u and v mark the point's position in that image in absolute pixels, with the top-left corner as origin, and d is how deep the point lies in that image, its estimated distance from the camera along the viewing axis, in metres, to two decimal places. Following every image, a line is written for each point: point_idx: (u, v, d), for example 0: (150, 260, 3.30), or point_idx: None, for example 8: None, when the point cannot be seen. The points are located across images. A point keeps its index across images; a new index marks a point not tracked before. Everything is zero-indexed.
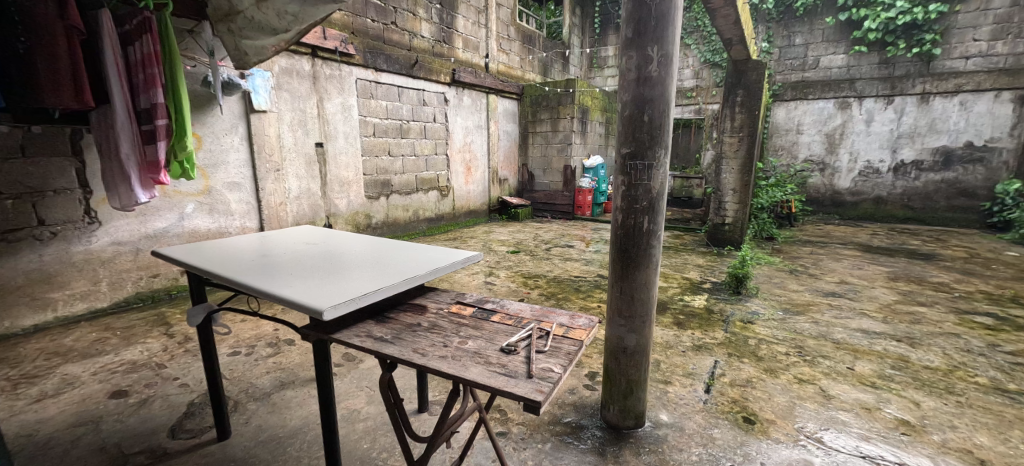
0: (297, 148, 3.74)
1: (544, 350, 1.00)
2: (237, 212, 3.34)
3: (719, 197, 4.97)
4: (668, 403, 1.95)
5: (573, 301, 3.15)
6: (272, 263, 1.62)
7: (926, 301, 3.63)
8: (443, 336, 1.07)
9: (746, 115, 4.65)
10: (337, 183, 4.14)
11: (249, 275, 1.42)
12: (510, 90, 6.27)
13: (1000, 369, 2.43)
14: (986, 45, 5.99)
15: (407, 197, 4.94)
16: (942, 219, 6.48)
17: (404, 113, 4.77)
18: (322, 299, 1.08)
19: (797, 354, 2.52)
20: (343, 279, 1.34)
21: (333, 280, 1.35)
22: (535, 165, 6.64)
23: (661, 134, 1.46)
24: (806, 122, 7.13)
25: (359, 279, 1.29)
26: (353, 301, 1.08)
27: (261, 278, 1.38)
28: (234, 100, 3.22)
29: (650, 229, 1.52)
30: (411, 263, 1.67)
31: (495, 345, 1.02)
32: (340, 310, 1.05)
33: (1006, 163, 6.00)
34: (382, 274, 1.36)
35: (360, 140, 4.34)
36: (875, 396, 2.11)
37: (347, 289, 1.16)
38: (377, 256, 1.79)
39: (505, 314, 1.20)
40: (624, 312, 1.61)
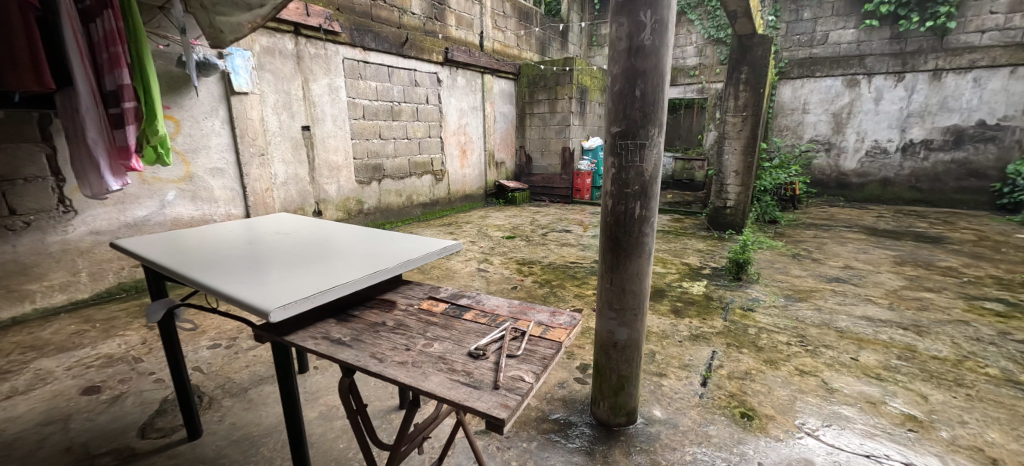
0: (283, 131, 3.61)
1: (516, 354, 0.90)
2: (221, 199, 3.23)
3: (721, 180, 4.83)
4: (662, 398, 1.86)
5: (567, 288, 3.05)
6: (238, 256, 1.53)
7: (933, 286, 3.53)
8: (408, 337, 0.97)
9: (751, 93, 4.47)
10: (326, 168, 4.02)
11: (207, 270, 1.33)
12: (506, 70, 6.07)
13: (1011, 360, 2.36)
14: (1004, 18, 5.72)
15: (400, 181, 4.82)
16: (949, 201, 6.33)
17: (396, 94, 4.61)
18: (271, 298, 0.98)
19: (798, 344, 2.43)
20: (306, 274, 1.24)
21: (296, 275, 1.26)
22: (532, 147, 6.48)
23: (655, 111, 1.33)
24: (813, 101, 6.92)
25: (319, 275, 1.19)
26: (304, 301, 0.98)
27: (219, 274, 1.29)
28: (212, 81, 3.08)
29: (643, 215, 1.40)
30: (388, 254, 1.57)
31: (462, 348, 0.92)
32: (289, 311, 0.96)
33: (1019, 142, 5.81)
34: (347, 269, 1.25)
35: (349, 122, 4.20)
36: (880, 388, 2.05)
37: (301, 286, 1.06)
38: (354, 246, 1.69)
39: (479, 311, 1.09)
40: (615, 304, 1.50)
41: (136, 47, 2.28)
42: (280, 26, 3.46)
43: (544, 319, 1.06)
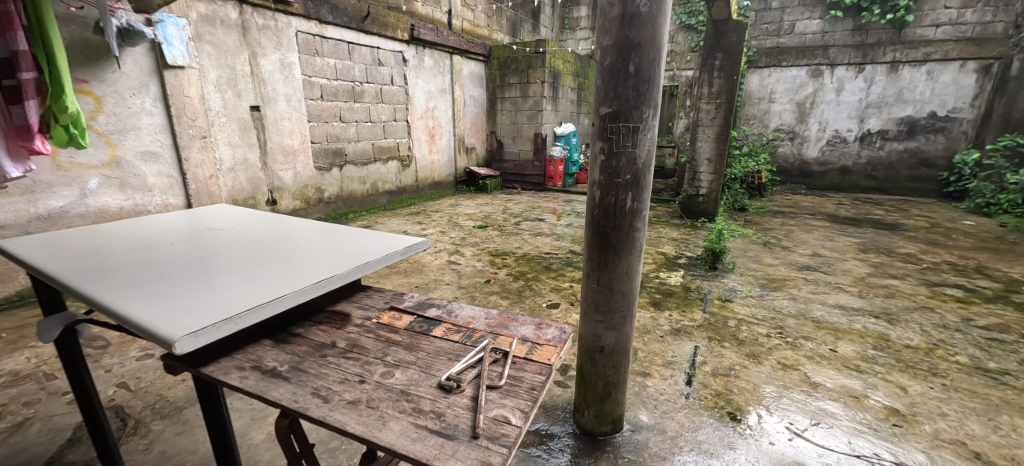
0: (228, 112, 3.26)
1: (498, 386, 0.77)
2: (156, 187, 2.87)
3: (694, 168, 4.80)
4: (647, 400, 1.76)
5: (543, 281, 2.90)
6: (158, 253, 1.33)
7: (897, 273, 3.61)
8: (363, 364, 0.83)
9: (724, 80, 4.41)
10: (281, 152, 3.69)
11: (113, 273, 1.14)
12: (476, 51, 5.78)
13: (977, 347, 2.41)
14: (957, 13, 5.92)
15: (363, 168, 4.53)
16: (902, 189, 6.60)
17: (357, 74, 4.28)
18: (181, 325, 0.82)
19: (778, 336, 2.39)
20: (232, 281, 1.08)
21: (222, 280, 1.09)
22: (503, 133, 6.26)
23: (649, 90, 1.17)
24: (779, 91, 7.01)
25: (246, 285, 1.03)
26: (219, 327, 0.84)
27: (127, 278, 1.10)
28: (141, 52, 2.71)
29: (634, 208, 1.25)
30: (337, 251, 1.40)
31: (433, 377, 0.79)
32: (200, 340, 0.81)
33: (965, 133, 6.11)
34: (281, 276, 1.10)
35: (305, 103, 3.86)
36: (862, 381, 2.02)
37: (218, 305, 0.91)
38: (300, 241, 1.50)
39: (454, 327, 0.96)
40: (602, 306, 1.36)
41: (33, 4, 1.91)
42: None
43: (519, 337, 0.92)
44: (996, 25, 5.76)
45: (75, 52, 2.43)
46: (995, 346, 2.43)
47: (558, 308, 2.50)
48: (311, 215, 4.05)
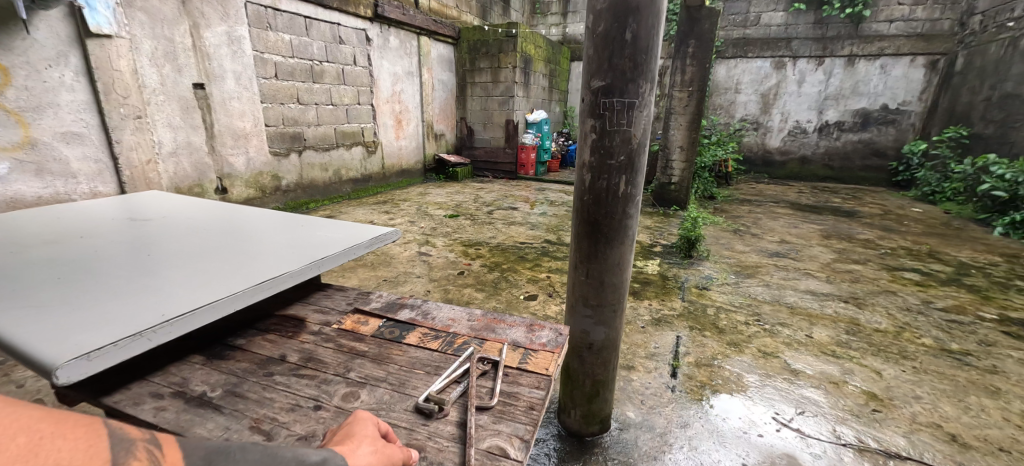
0: (167, 89, 2.92)
1: (490, 404, 0.88)
2: (81, 173, 2.57)
3: (666, 156, 4.79)
4: (633, 396, 1.70)
5: (520, 272, 2.78)
6: (62, 240, 1.18)
7: (859, 258, 3.73)
8: (317, 385, 0.91)
9: (696, 67, 4.38)
10: (230, 135, 3.38)
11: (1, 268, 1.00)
12: (445, 32, 5.53)
13: (940, 328, 2.49)
14: (909, 10, 6.17)
15: (324, 153, 4.24)
16: (856, 178, 6.89)
17: (315, 52, 3.98)
18: (72, 345, 0.73)
19: (756, 323, 2.38)
20: (143, 282, 0.96)
21: (130, 279, 0.97)
22: (474, 119, 6.06)
23: (647, 62, 1.05)
24: (744, 81, 7.11)
25: (160, 291, 0.92)
26: (118, 348, 0.75)
27: (15, 275, 0.97)
28: (57, 18, 2.39)
29: (627, 193, 1.14)
30: (276, 239, 1.27)
31: (409, 399, 0.88)
32: (94, 365, 0.73)
33: (913, 125, 6.42)
34: (202, 278, 0.99)
35: (257, 82, 3.53)
36: (839, 367, 2.03)
37: (118, 318, 0.82)
38: (236, 227, 1.37)
39: (447, 339, 1.08)
40: (591, 300, 1.26)
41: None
42: None
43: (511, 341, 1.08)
44: (944, 22, 6.04)
45: None
46: (955, 327, 2.51)
47: (536, 300, 2.39)
48: (266, 204, 3.76)
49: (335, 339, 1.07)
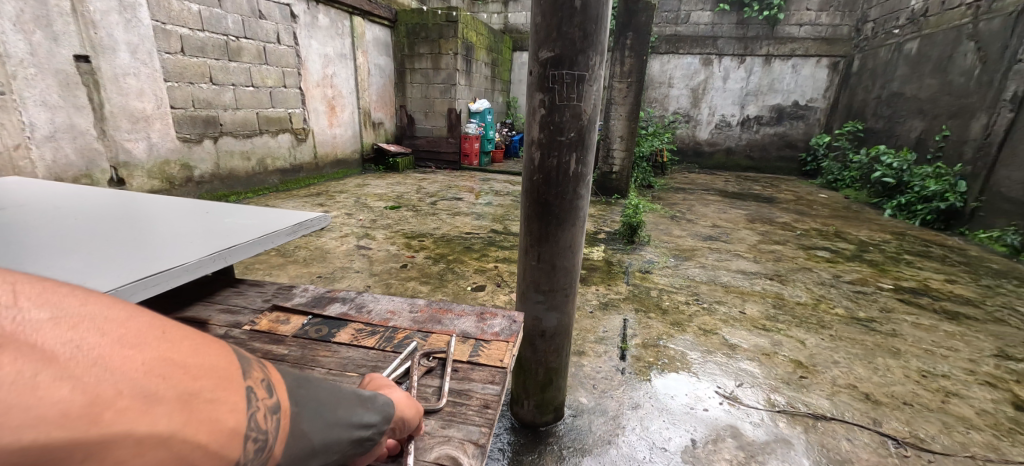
0: (38, 61, 2.48)
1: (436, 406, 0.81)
2: None
3: (607, 145, 4.88)
4: (585, 381, 1.69)
5: (467, 263, 2.69)
6: None
7: (780, 239, 4.03)
8: None
9: (635, 59, 4.49)
10: (126, 119, 2.95)
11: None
12: (380, 14, 5.23)
13: (850, 299, 2.74)
14: (816, 14, 6.75)
15: (245, 141, 3.85)
16: (773, 167, 7.49)
17: (230, 27, 3.58)
18: None
19: (695, 302, 2.48)
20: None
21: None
22: (414, 107, 5.83)
23: (597, 32, 1.00)
24: (676, 76, 7.44)
25: None
26: None
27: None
28: None
29: (579, 172, 1.09)
30: (170, 227, 1.08)
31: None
32: None
33: (820, 119, 7.09)
34: (66, 274, 0.81)
35: (158, 58, 3.10)
36: (769, 339, 2.16)
37: None
38: (122, 214, 1.15)
39: (387, 334, 0.97)
40: (543, 286, 1.21)
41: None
42: None
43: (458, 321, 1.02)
44: (844, 27, 6.70)
45: None
46: (861, 297, 2.79)
47: (484, 291, 2.32)
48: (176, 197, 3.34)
49: (248, 342, 0.94)
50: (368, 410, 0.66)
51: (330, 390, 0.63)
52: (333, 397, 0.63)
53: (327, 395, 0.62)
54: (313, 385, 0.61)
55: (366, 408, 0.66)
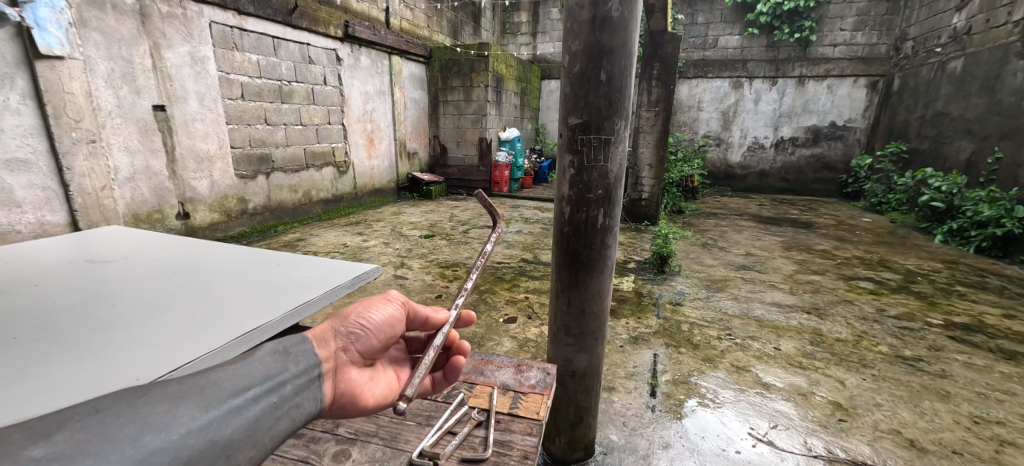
0: (123, 111, 2.81)
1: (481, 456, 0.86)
2: (27, 201, 2.44)
3: (636, 173, 4.92)
4: (616, 418, 1.74)
5: (498, 294, 2.77)
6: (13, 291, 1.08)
7: (818, 268, 3.90)
8: (305, 445, 0.88)
9: (662, 88, 4.56)
10: (193, 159, 3.26)
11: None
12: (416, 52, 5.56)
13: (894, 335, 2.64)
14: (850, 35, 6.62)
15: (294, 175, 4.15)
16: (810, 190, 7.28)
17: (283, 72, 3.91)
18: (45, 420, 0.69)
19: (728, 338, 2.46)
20: (104, 340, 0.90)
21: (88, 338, 0.90)
22: (446, 137, 6.08)
23: (621, 99, 1.10)
24: (706, 100, 7.41)
25: (132, 349, 0.87)
26: None
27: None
28: (3, 39, 2.29)
29: (605, 224, 1.18)
30: (249, 281, 1.23)
31: (403, 455, 0.86)
32: None
33: (859, 140, 6.88)
34: (172, 333, 0.94)
35: (223, 103, 3.44)
36: (805, 377, 2.12)
37: (90, 383, 0.77)
38: (207, 268, 1.30)
39: None
40: (573, 329, 1.30)
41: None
42: None
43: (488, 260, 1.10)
44: (881, 47, 6.53)
45: None
46: (907, 334, 2.67)
47: (516, 323, 2.38)
48: (231, 228, 3.61)
49: None
50: (239, 377, 0.66)
51: (167, 394, 0.60)
52: (180, 393, 0.60)
53: (169, 397, 0.59)
54: (148, 403, 0.58)
55: (237, 378, 0.66)
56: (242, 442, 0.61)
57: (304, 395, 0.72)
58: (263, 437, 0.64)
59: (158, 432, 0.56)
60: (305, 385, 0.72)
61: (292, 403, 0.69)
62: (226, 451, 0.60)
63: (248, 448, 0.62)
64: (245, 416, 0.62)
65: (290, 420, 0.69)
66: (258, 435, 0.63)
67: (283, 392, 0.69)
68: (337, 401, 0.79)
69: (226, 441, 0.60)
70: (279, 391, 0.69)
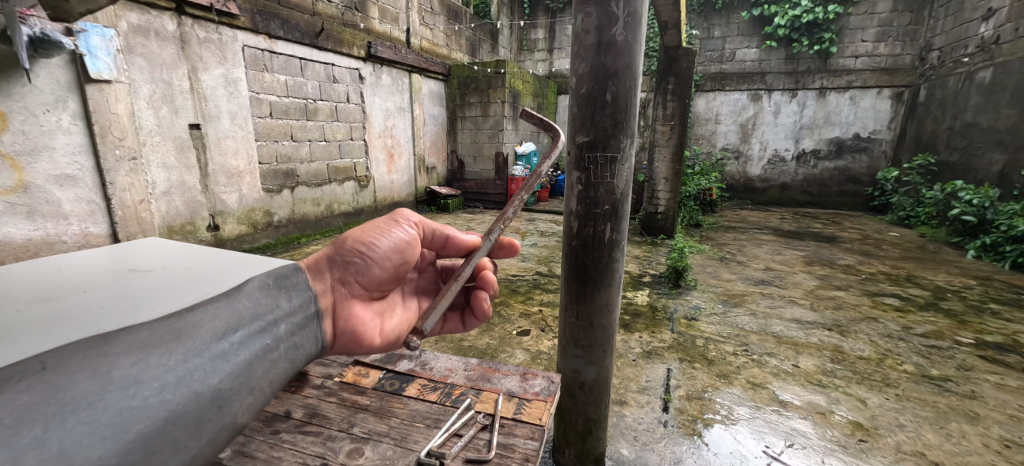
0: (162, 130, 2.99)
1: (484, 458, 0.90)
2: (73, 214, 2.60)
3: (652, 187, 4.91)
4: (627, 432, 1.76)
5: (512, 307, 2.80)
6: (61, 299, 1.16)
7: (841, 284, 3.80)
8: (323, 442, 0.92)
9: (677, 102, 4.57)
10: (223, 174, 3.43)
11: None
12: (435, 70, 5.74)
13: (920, 354, 2.55)
14: (872, 46, 6.52)
15: (317, 189, 4.30)
16: (833, 203, 7.11)
17: (309, 91, 4.09)
18: None
19: (744, 354, 2.43)
20: None
21: None
22: (464, 152, 6.20)
23: (626, 119, 1.23)
24: (723, 113, 7.35)
25: None
26: None
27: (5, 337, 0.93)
28: (58, 65, 2.49)
29: (613, 239, 1.28)
30: None
31: (411, 454, 0.89)
32: None
33: (885, 152, 6.71)
34: None
35: (252, 121, 3.62)
36: (825, 396, 2.08)
37: None
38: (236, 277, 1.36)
39: (444, 390, 1.11)
40: (581, 341, 1.37)
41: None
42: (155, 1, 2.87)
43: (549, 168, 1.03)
44: (905, 57, 6.40)
45: None
46: (935, 352, 2.58)
47: (529, 335, 2.41)
48: (257, 240, 3.77)
49: (337, 392, 1.09)
50: (220, 318, 0.74)
51: (132, 344, 0.65)
52: (150, 342, 0.66)
53: (133, 349, 0.64)
54: (110, 354, 0.62)
55: (217, 320, 0.74)
56: (233, 390, 0.70)
57: (300, 334, 0.85)
58: (255, 382, 0.73)
59: (126, 390, 0.60)
60: (299, 324, 0.86)
61: (287, 341, 0.82)
62: (215, 401, 0.67)
63: (242, 394, 0.71)
64: (231, 362, 0.71)
65: (286, 361, 0.80)
66: (248, 380, 0.72)
67: (277, 331, 0.81)
68: (345, 331, 0.96)
69: (214, 390, 0.68)
70: (273, 330, 0.80)
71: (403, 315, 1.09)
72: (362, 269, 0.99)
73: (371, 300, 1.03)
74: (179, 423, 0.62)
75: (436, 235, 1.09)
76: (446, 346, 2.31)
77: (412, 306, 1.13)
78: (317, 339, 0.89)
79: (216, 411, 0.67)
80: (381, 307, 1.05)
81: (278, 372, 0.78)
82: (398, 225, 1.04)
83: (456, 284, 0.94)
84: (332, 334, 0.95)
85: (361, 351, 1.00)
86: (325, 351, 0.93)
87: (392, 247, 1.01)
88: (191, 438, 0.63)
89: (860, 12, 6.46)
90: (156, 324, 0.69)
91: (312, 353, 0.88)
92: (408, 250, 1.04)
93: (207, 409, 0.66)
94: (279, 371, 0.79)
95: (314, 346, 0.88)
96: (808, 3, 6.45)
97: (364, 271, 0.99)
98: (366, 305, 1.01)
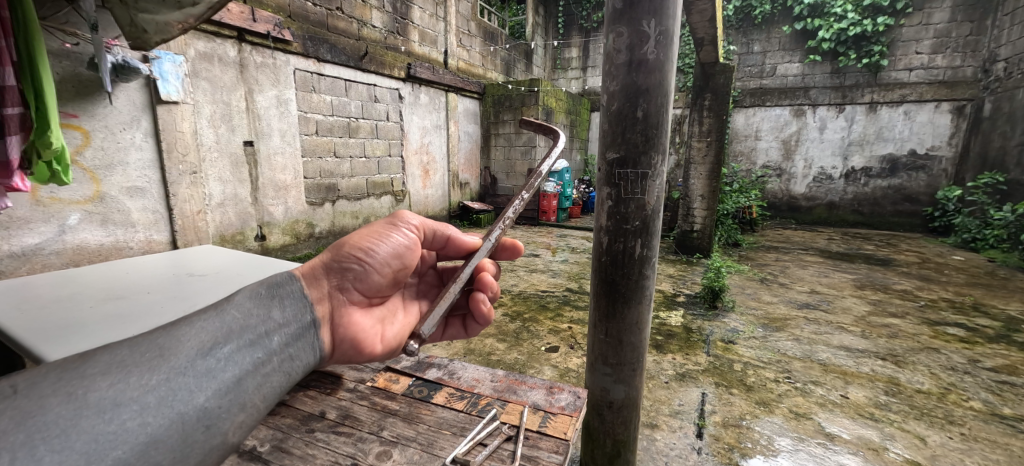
0: (220, 147, 3.24)
1: None
2: (140, 223, 2.83)
3: (687, 204, 4.80)
4: (656, 457, 1.71)
5: (540, 323, 2.79)
6: (127, 298, 1.28)
7: (897, 311, 3.52)
8: (353, 443, 0.95)
9: (713, 119, 4.48)
10: (272, 187, 3.65)
11: (63, 327, 1.07)
12: (470, 89, 5.94)
13: (989, 390, 2.32)
14: (928, 58, 6.17)
15: (356, 202, 4.49)
16: (888, 224, 6.68)
17: (352, 110, 4.31)
18: None
19: (786, 381, 2.30)
20: None
21: None
22: (497, 168, 6.30)
23: (657, 136, 1.23)
24: (764, 129, 7.10)
25: None
26: None
27: (80, 331, 1.05)
28: (134, 88, 2.74)
29: (643, 254, 1.28)
30: None
31: (437, 459, 0.91)
32: None
33: (945, 170, 6.26)
34: None
35: (300, 139, 3.86)
36: (877, 431, 1.93)
37: None
38: None
39: (469, 399, 1.13)
40: (611, 359, 1.35)
41: (21, 14, 1.70)
42: (220, 30, 3.13)
43: (550, 169, 1.05)
44: (966, 69, 6.00)
45: (67, 87, 2.45)
46: (1007, 389, 2.34)
47: (558, 352, 2.39)
48: (299, 250, 3.98)
49: (369, 396, 1.13)
50: (207, 330, 0.64)
51: (111, 363, 0.55)
52: (131, 360, 0.56)
53: (111, 369, 0.55)
54: (87, 375, 0.53)
55: (205, 333, 0.64)
56: (222, 409, 0.60)
57: (296, 346, 0.75)
58: (246, 398, 0.63)
59: (102, 414, 0.51)
60: (295, 335, 0.75)
61: (282, 353, 0.71)
62: (202, 422, 0.58)
63: (233, 412, 0.61)
64: (219, 379, 0.61)
65: (281, 374, 0.70)
66: (239, 397, 0.62)
67: (270, 343, 0.71)
68: (347, 340, 0.88)
69: (201, 410, 0.58)
70: (265, 343, 0.70)
71: (404, 321, 1.03)
72: (360, 275, 0.92)
73: (371, 307, 0.96)
74: (163, 447, 0.53)
75: (437, 236, 1.06)
76: (474, 359, 2.33)
77: (413, 311, 1.07)
78: (315, 349, 0.79)
79: (202, 432, 0.58)
80: (382, 314, 0.99)
81: (272, 386, 0.68)
82: (397, 229, 0.98)
83: (457, 286, 0.94)
84: (332, 342, 0.85)
85: (362, 360, 0.92)
86: (325, 360, 0.84)
87: (391, 252, 0.96)
88: (175, 462, 0.54)
89: (914, 24, 6.15)
90: (138, 340, 0.60)
91: (310, 363, 0.78)
92: (408, 255, 0.99)
93: (193, 432, 0.57)
94: (273, 385, 0.68)
95: (311, 356, 0.78)
96: (855, 16, 6.21)
97: (363, 278, 0.92)
98: (366, 312, 0.94)
